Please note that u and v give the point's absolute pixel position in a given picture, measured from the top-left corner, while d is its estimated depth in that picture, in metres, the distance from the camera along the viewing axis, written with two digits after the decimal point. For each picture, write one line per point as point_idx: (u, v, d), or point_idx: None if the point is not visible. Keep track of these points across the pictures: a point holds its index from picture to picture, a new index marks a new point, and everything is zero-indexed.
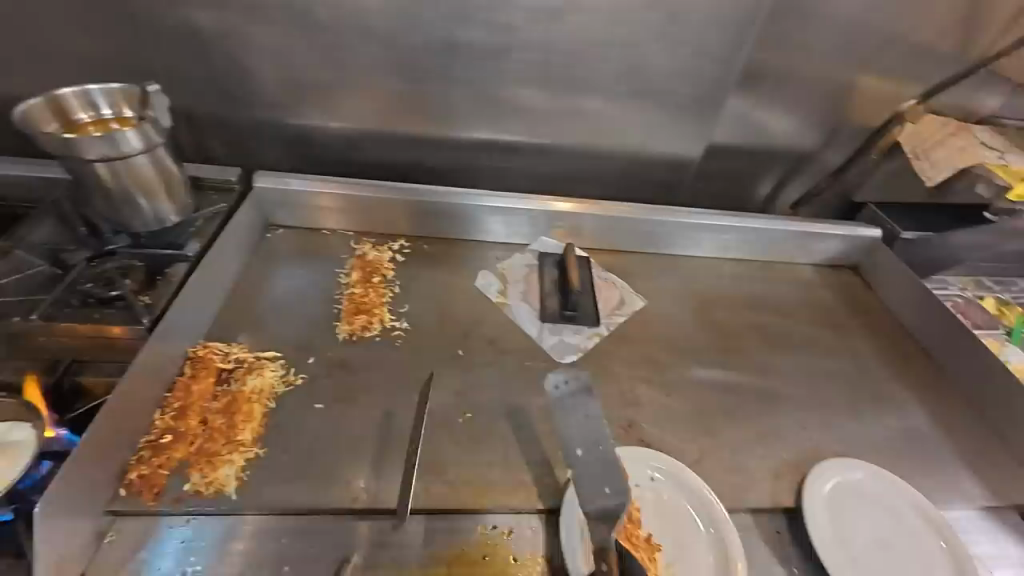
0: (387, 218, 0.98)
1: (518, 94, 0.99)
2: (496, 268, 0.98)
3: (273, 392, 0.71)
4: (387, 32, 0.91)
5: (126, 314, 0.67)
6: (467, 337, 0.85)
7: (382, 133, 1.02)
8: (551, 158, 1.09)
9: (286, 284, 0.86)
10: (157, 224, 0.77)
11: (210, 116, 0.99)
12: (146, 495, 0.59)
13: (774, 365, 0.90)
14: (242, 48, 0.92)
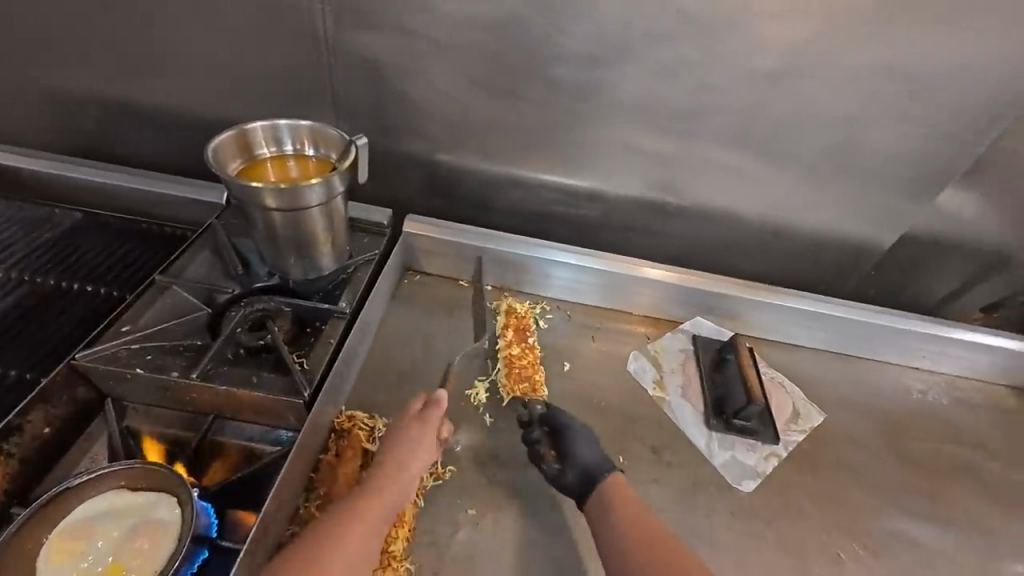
0: (533, 279, 0.88)
1: (698, 158, 0.88)
2: (649, 350, 0.86)
3: (422, 486, 0.65)
4: (572, 81, 0.82)
5: (282, 379, 0.60)
6: (625, 438, 0.74)
7: (535, 183, 0.93)
8: (716, 227, 0.96)
9: (427, 346, 0.79)
10: (315, 272, 0.71)
11: None
12: None
13: (986, 524, 0.74)
14: (410, 82, 0.85)
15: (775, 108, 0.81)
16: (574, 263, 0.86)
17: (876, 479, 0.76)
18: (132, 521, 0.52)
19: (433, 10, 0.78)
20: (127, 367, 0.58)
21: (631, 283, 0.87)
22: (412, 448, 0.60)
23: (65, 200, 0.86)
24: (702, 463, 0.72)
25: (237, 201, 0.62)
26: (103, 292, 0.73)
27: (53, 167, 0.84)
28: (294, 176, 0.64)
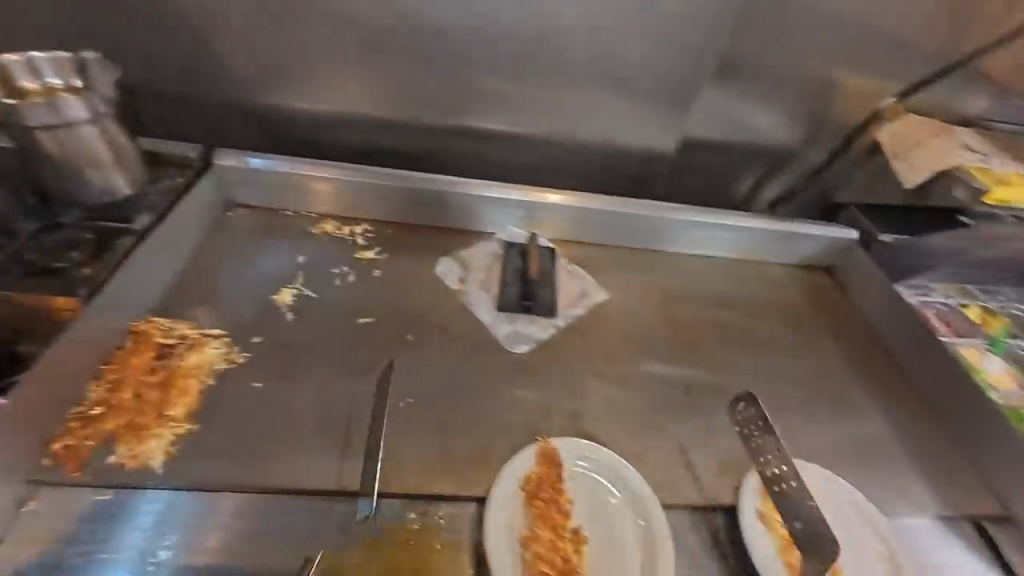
0: (351, 201, 0.96)
1: (486, 79, 0.99)
2: (458, 256, 0.96)
3: (212, 369, 0.70)
4: (357, 14, 0.92)
5: (68, 283, 0.68)
6: (417, 323, 0.83)
7: (349, 117, 1.03)
8: (521, 147, 1.07)
9: (239, 262, 0.86)
10: (111, 197, 0.77)
11: (183, 96, 1.00)
12: (69, 466, 0.58)
13: (733, 363, 0.88)
14: (204, 23, 0.92)
15: (532, 24, 0.93)
16: (384, 183, 0.95)
17: (645, 337, 0.89)
18: None
19: None
20: None
21: (442, 198, 0.97)
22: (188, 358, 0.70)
23: None
24: (488, 338, 0.83)
25: (3, 127, 0.67)
26: None
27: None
28: (43, 96, 0.68)
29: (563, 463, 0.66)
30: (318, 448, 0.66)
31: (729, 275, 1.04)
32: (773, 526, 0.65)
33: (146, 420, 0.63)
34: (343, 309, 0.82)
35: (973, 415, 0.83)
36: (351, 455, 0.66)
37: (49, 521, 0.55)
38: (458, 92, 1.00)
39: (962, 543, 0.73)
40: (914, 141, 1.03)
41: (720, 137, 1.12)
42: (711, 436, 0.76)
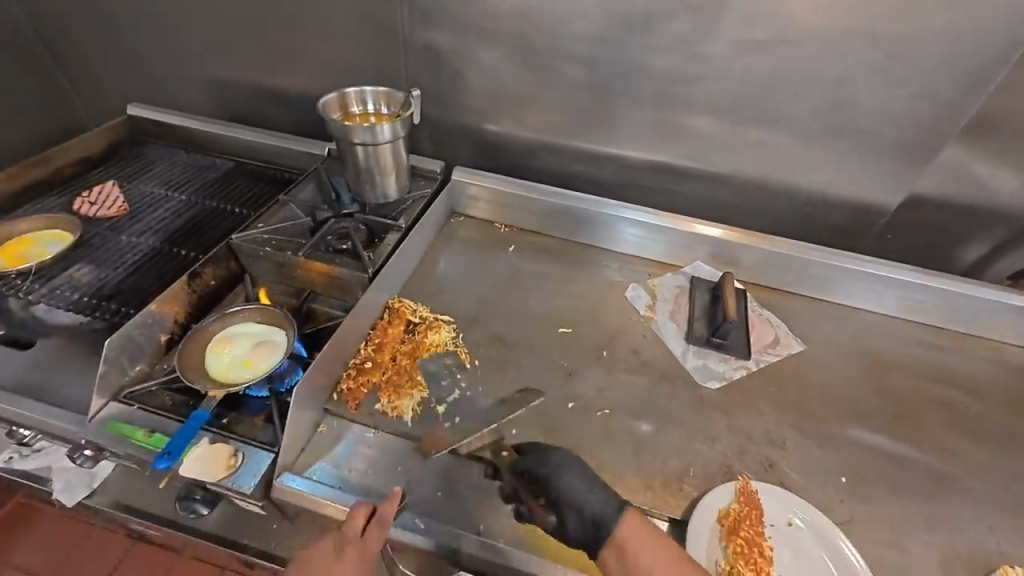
0: (553, 221, 1.08)
1: (698, 120, 1.02)
2: (646, 283, 1.01)
3: (446, 350, 0.83)
4: (588, 55, 1.00)
5: (356, 264, 0.86)
6: (610, 340, 0.89)
7: (558, 146, 1.13)
8: (720, 187, 1.09)
9: (460, 265, 1.02)
10: (382, 199, 0.97)
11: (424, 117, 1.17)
12: (348, 403, 0.75)
13: (957, 449, 0.78)
14: (456, 60, 1.07)
15: (762, 74, 0.93)
16: (585, 210, 1.05)
17: (848, 399, 0.83)
18: (257, 339, 0.78)
19: (479, 5, 1.00)
20: (260, 246, 0.87)
21: (638, 228, 1.04)
22: (428, 333, 0.85)
23: (220, 151, 1.21)
24: (677, 365, 0.86)
25: (335, 139, 0.89)
26: (242, 214, 1.04)
27: (210, 128, 1.20)
28: (369, 121, 0.89)
29: (762, 507, 0.64)
30: (526, 438, 0.73)
31: (948, 348, 0.93)
32: None
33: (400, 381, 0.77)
34: (545, 316, 0.93)
35: None
36: (557, 449, 0.72)
37: (334, 443, 0.72)
38: (670, 132, 1.04)
39: None
40: None
41: (955, 197, 0.99)
42: (933, 524, 0.69)
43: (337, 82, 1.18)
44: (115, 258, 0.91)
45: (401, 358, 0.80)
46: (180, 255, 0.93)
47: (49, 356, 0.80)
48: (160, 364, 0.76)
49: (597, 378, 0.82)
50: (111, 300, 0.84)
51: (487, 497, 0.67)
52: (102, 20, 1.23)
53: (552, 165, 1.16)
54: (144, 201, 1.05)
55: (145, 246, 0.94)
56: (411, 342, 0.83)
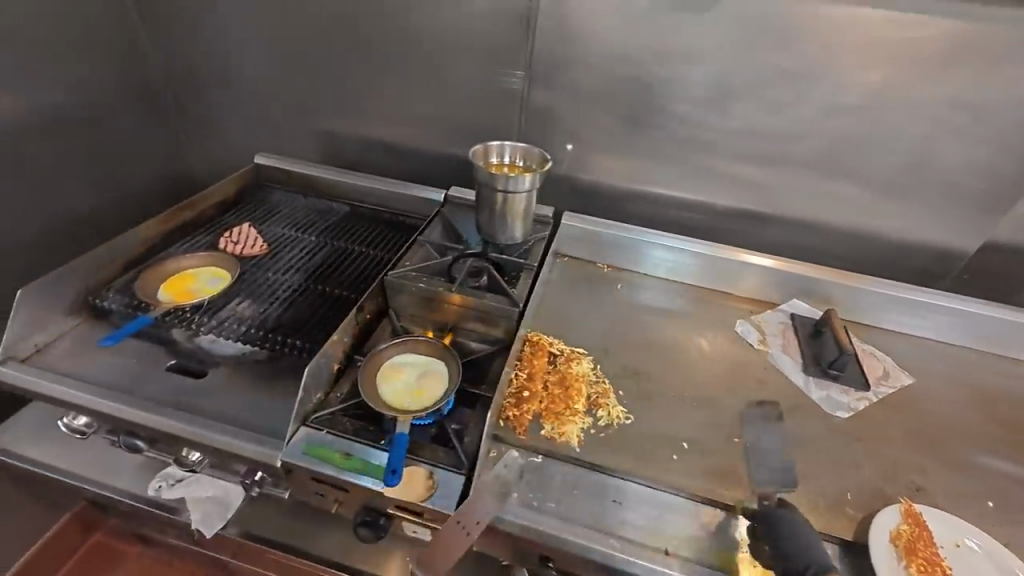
0: (655, 261, 1.17)
1: (791, 173, 1.13)
2: (751, 319, 1.08)
3: (591, 380, 0.88)
4: (692, 116, 1.12)
5: (502, 298, 0.93)
6: (735, 373, 0.95)
7: (655, 194, 1.23)
8: (807, 232, 1.19)
9: (577, 301, 1.09)
10: (510, 241, 1.05)
11: None
12: (517, 430, 0.79)
13: None
14: (564, 119, 1.19)
15: (855, 134, 1.05)
16: (686, 252, 1.14)
17: (969, 429, 0.88)
18: (422, 368, 0.84)
19: (594, 72, 1.12)
20: (410, 282, 0.94)
21: (738, 268, 1.12)
22: (571, 365, 0.90)
23: (335, 196, 1.31)
24: (802, 396, 0.91)
25: (479, 185, 0.98)
26: (371, 253, 1.12)
27: (327, 175, 1.31)
28: (509, 171, 0.99)
29: (931, 528, 0.68)
30: (686, 464, 0.78)
31: None
32: None
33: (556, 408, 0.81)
34: (669, 350, 0.99)
35: None
36: (716, 474, 0.76)
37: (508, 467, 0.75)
38: (762, 183, 1.15)
39: None
40: None
41: None
42: None
43: (448, 136, 1.30)
44: (269, 293, 0.97)
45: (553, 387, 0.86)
46: (326, 291, 1.00)
47: (220, 384, 0.84)
48: (333, 392, 0.81)
49: (735, 408, 0.87)
50: (274, 331, 0.90)
51: (664, 520, 0.71)
52: (231, 80, 1.37)
53: (646, 211, 1.26)
54: (280, 241, 1.13)
55: (291, 282, 1.01)
56: (558, 372, 0.89)
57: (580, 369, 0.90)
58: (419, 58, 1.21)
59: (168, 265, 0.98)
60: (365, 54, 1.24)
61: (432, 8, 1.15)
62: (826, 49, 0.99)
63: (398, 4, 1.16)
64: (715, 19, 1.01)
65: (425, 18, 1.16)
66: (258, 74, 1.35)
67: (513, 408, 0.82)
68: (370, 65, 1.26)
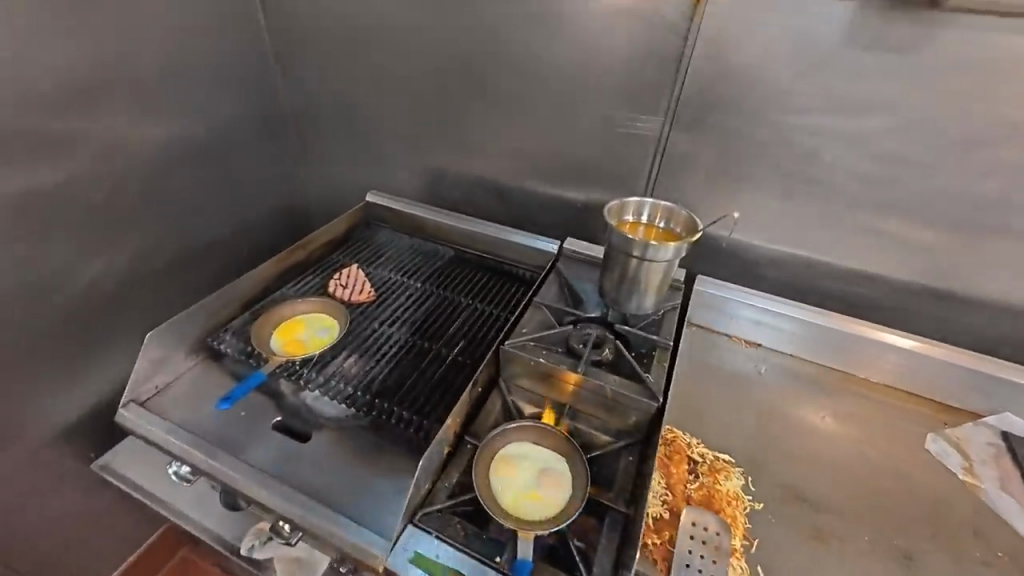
0: (807, 343, 0.97)
1: (1003, 247, 0.89)
2: (946, 434, 0.84)
3: (745, 504, 0.71)
4: (871, 172, 0.92)
5: (636, 386, 0.79)
6: (938, 514, 0.72)
7: (806, 258, 1.04)
8: (1019, 323, 0.93)
9: (707, 387, 0.90)
10: (640, 310, 0.91)
11: None
12: (657, 563, 0.63)
13: None
14: (706, 169, 1.04)
15: None
16: (813, 326, 0.96)
17: None
18: (540, 466, 0.72)
19: (746, 115, 0.96)
20: (529, 354, 0.83)
21: (885, 352, 0.93)
22: (719, 480, 0.73)
23: (439, 238, 1.25)
24: None
25: (611, 248, 0.87)
26: (478, 307, 1.03)
27: (433, 216, 1.26)
28: (647, 233, 0.86)
29: None
30: None
31: None
32: None
33: (693, 559, 0.63)
34: (837, 465, 0.78)
35: None
36: None
37: None
38: (963, 258, 0.92)
39: None
40: None
41: None
42: None
43: (563, 179, 1.20)
44: (375, 348, 0.92)
45: (699, 511, 0.68)
46: (433, 350, 0.92)
47: (323, 451, 0.78)
48: (441, 481, 0.72)
49: (943, 569, 0.66)
50: (381, 397, 0.83)
51: None
52: (351, 116, 1.37)
53: (794, 276, 1.06)
54: (386, 286, 1.08)
55: (397, 336, 0.95)
56: (703, 488, 0.72)
57: (731, 486, 0.73)
58: (544, 99, 1.13)
59: (284, 310, 0.97)
60: (489, 95, 1.18)
61: (565, 45, 1.05)
62: None
63: (531, 45, 1.09)
64: (927, 63, 0.81)
65: (557, 59, 1.07)
66: (376, 111, 1.34)
67: (652, 534, 0.66)
68: (492, 107, 1.19)
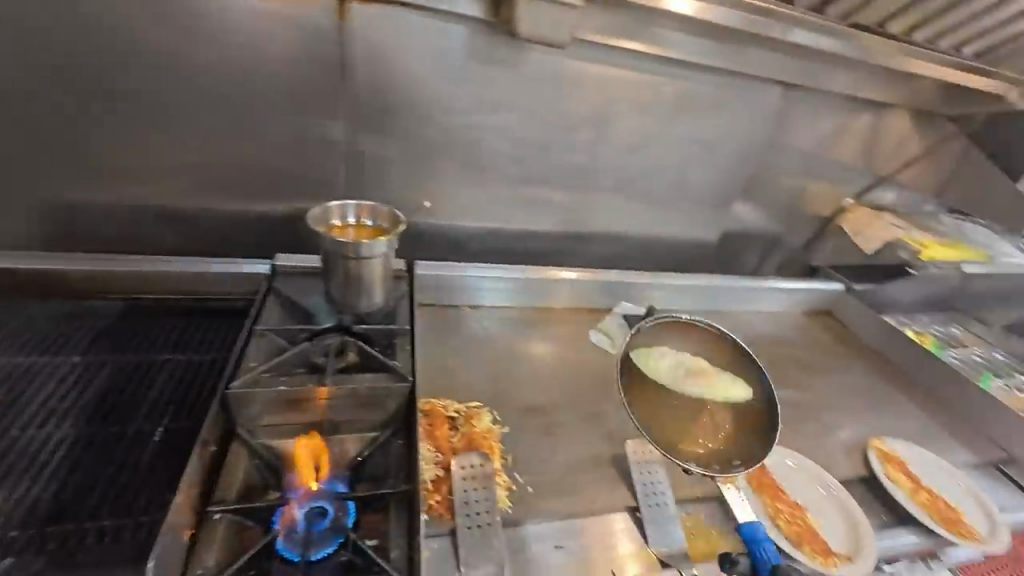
0: (509, 293, 1.22)
1: (595, 196, 1.33)
2: (598, 327, 1.24)
3: (497, 433, 0.87)
4: (513, 154, 1.21)
5: (386, 376, 0.84)
6: (605, 380, 1.07)
7: (493, 229, 1.29)
8: (618, 243, 1.42)
9: (447, 355, 1.03)
10: (374, 305, 0.95)
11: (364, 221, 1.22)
12: (444, 516, 0.73)
13: (811, 384, 1.22)
14: (401, 165, 1.14)
15: (634, 161, 1.30)
16: (500, 280, 1.19)
17: None
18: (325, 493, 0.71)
19: (412, 117, 1.10)
20: (267, 387, 0.76)
21: (548, 286, 1.24)
22: (474, 424, 0.87)
23: (99, 291, 0.95)
24: None
25: (327, 254, 0.88)
26: (184, 358, 0.85)
27: (75, 265, 0.94)
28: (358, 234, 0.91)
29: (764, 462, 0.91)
30: (600, 482, 0.84)
31: (773, 323, 1.43)
32: (898, 485, 0.94)
33: (468, 495, 0.74)
34: (548, 374, 1.04)
35: (964, 395, 1.22)
36: (624, 481, 0.85)
37: (450, 563, 0.68)
38: (581, 208, 1.34)
39: (999, 482, 1.06)
40: (866, 222, 1.56)
41: (743, 230, 1.55)
42: (831, 433, 1.07)
43: (254, 195, 1.09)
44: (26, 464, 0.66)
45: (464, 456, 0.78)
46: (129, 431, 0.72)
47: None
48: (192, 571, 0.61)
49: (615, 413, 0.98)
50: (57, 520, 0.61)
51: (599, 544, 0.75)
52: None
53: (491, 247, 1.31)
54: (20, 377, 0.77)
55: (61, 436, 0.70)
56: (464, 436, 0.85)
57: (484, 424, 0.88)
58: (197, 105, 0.99)
59: None
60: (123, 105, 0.96)
61: (205, 46, 0.94)
62: (610, 97, 1.20)
63: (164, 43, 0.92)
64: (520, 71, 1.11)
65: (207, 61, 0.95)
66: None
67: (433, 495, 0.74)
68: (133, 118, 0.97)
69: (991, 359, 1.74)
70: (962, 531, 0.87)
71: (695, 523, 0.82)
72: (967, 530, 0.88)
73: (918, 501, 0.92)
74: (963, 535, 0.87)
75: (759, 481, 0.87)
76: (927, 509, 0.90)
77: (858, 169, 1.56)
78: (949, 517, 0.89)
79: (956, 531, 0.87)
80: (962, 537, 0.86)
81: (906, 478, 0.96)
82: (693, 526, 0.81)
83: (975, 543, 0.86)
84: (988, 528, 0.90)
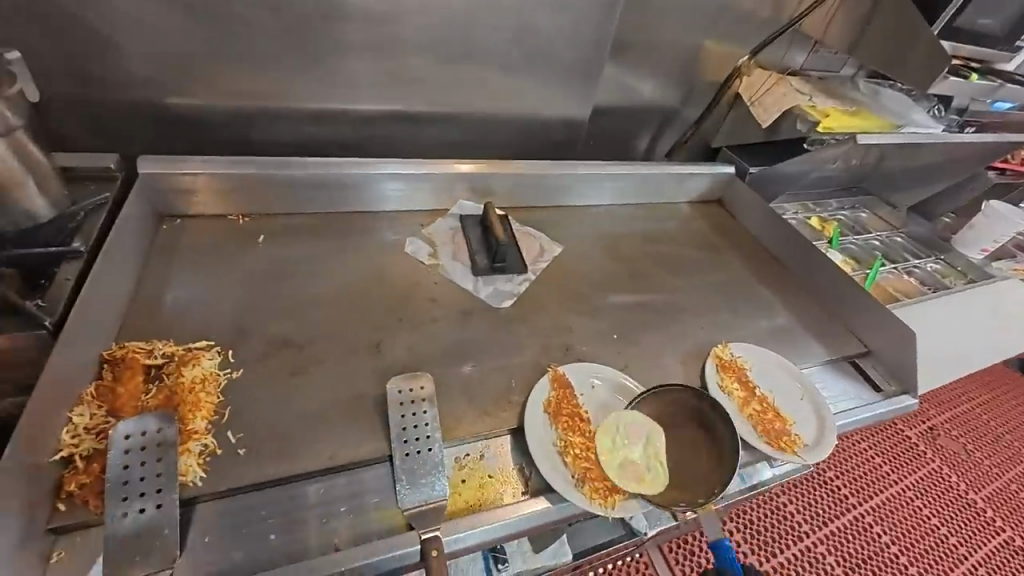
0: (297, 198, 0.95)
1: (409, 61, 1.02)
2: (422, 233, 0.99)
3: (218, 380, 0.67)
4: None
5: (17, 320, 0.60)
6: (405, 299, 0.87)
7: (274, 108, 1.01)
8: (458, 125, 1.15)
9: (185, 283, 0.79)
10: (28, 220, 0.69)
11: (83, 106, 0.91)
12: (90, 503, 0.54)
13: (671, 284, 1.06)
14: (105, 16, 0.83)
15: (453, 6, 0.98)
16: (274, 178, 0.91)
17: (603, 275, 1.03)
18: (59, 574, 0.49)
19: None
20: None
21: (347, 184, 0.97)
22: (184, 371, 0.67)
23: None
24: (472, 298, 0.90)
25: None
26: None
27: None
28: None
29: (571, 384, 0.76)
30: (351, 428, 0.67)
31: (648, 217, 1.23)
32: (730, 395, 0.82)
33: (126, 473, 0.55)
34: (325, 297, 0.83)
35: (837, 287, 1.09)
36: (383, 424, 0.68)
37: (89, 563, 0.52)
38: (394, 78, 1.03)
39: (849, 380, 0.97)
40: (765, 89, 1.30)
41: (619, 104, 1.29)
42: (675, 341, 0.93)
43: None
44: None
45: (136, 419, 0.58)
46: None
47: None
48: None
49: (403, 338, 0.80)
50: None
51: (326, 508, 0.60)
52: None
53: (281, 135, 1.05)
54: None
55: None
56: (162, 390, 0.64)
57: (200, 371, 0.67)
58: None
59: None
60: None
61: None
62: None
63: None
64: None
65: None
66: None
67: (82, 476, 0.55)
68: None
69: (890, 242, 1.64)
70: (787, 444, 0.77)
71: (466, 468, 0.67)
72: (793, 440, 0.78)
73: (746, 413, 0.81)
74: (786, 448, 0.77)
75: (558, 409, 0.73)
76: (754, 422, 0.80)
77: (759, 19, 1.27)
78: (776, 429, 0.79)
79: (780, 444, 0.77)
80: (784, 450, 0.76)
81: (741, 388, 0.85)
82: (464, 470, 0.67)
83: (797, 455, 0.76)
84: (818, 438, 0.80)
